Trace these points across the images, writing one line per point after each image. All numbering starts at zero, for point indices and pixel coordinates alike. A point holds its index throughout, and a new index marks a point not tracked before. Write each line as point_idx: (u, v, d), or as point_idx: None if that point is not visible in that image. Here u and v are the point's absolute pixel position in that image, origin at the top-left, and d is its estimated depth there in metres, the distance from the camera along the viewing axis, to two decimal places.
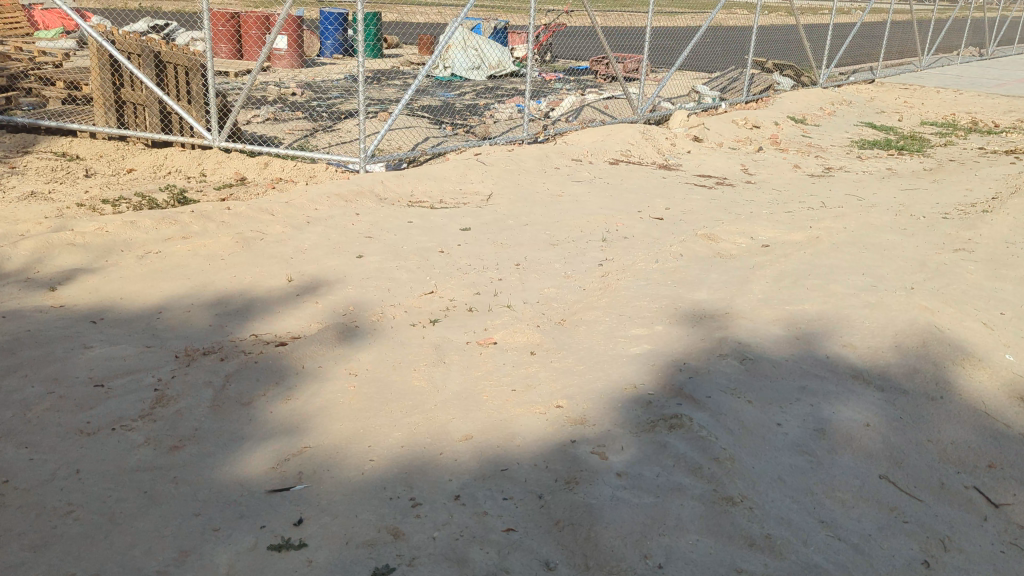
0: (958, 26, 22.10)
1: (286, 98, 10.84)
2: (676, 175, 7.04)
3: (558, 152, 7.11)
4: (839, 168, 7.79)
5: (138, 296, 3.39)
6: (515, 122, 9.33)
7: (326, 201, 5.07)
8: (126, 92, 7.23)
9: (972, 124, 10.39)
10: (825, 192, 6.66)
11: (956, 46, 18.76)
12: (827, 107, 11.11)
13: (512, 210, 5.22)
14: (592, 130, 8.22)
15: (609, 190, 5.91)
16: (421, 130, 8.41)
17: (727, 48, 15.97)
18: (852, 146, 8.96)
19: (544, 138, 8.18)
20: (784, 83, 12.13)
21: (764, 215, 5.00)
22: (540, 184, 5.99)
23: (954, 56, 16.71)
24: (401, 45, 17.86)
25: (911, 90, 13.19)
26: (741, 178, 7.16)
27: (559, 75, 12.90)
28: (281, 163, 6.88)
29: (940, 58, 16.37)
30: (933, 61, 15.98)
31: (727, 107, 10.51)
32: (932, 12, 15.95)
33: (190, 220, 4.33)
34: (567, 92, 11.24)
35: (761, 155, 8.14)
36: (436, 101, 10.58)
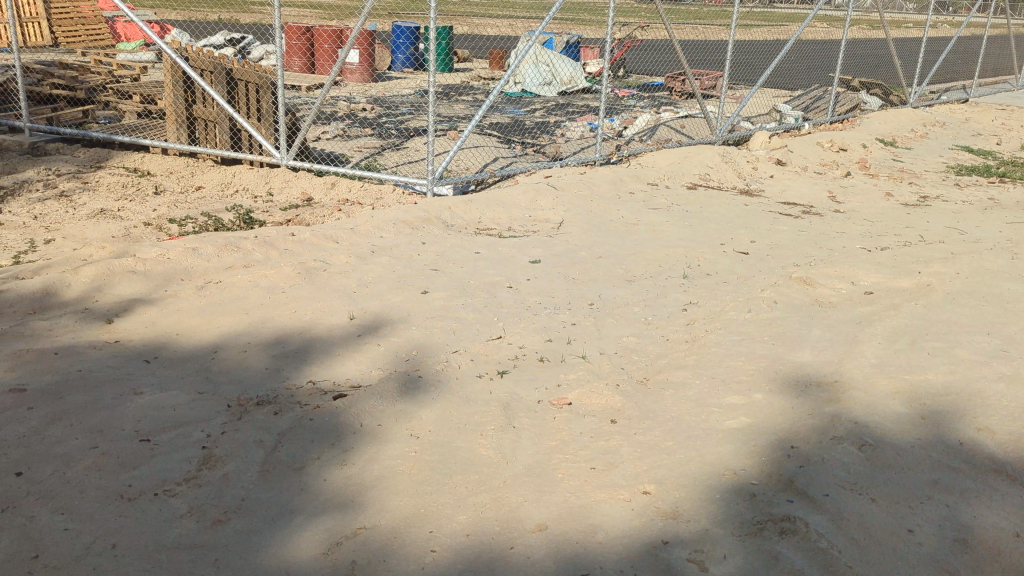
0: None
1: (355, 114, 10.88)
2: (760, 202, 6.81)
3: (632, 175, 6.88)
4: (935, 197, 7.45)
5: (195, 332, 3.24)
6: (586, 141, 9.24)
7: (392, 228, 4.92)
8: (198, 109, 7.25)
9: None
10: (922, 225, 6.31)
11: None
12: (919, 129, 10.93)
13: (586, 240, 4.98)
14: (668, 150, 7.97)
15: (686, 219, 5.66)
16: (490, 151, 8.31)
17: (806, 64, 15.50)
18: (948, 173, 8.63)
19: (618, 159, 7.97)
20: (872, 102, 11.95)
21: (860, 253, 4.70)
22: (614, 210, 5.76)
23: None
24: (472, 59, 17.87)
25: (1009, 113, 12.64)
26: (829, 207, 6.87)
27: (632, 92, 12.75)
28: (348, 183, 6.85)
29: None
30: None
31: (809, 128, 10.24)
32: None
33: (253, 248, 4.21)
34: (640, 110, 11.10)
35: (851, 181, 7.89)
36: (505, 119, 10.51)
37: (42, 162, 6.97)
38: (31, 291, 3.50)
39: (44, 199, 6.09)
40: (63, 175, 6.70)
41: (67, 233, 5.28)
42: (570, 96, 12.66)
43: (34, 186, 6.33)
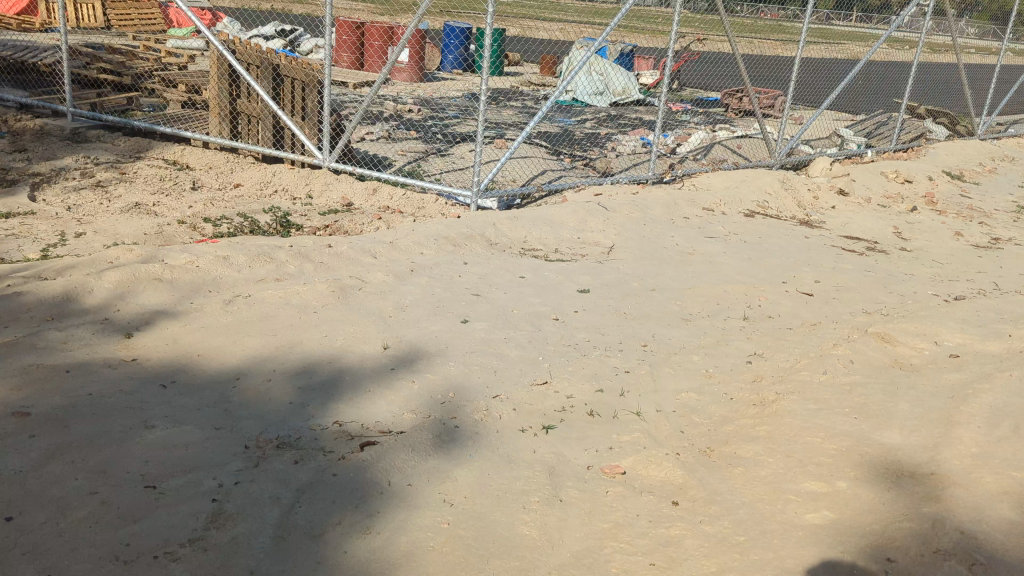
0: None
1: (401, 115, 10.72)
2: (821, 234, 6.65)
3: (687, 201, 6.66)
4: (1006, 240, 7.18)
5: (218, 353, 3.01)
6: (640, 156, 9.20)
7: (434, 244, 4.71)
8: (242, 104, 7.11)
9: None
10: (995, 272, 6.02)
11: None
12: (986, 163, 10.86)
13: (637, 271, 4.74)
14: (724, 174, 7.87)
15: (744, 252, 5.41)
16: (538, 163, 8.11)
17: (865, 86, 15.13)
18: (1017, 212, 8.40)
19: (670, 178, 7.85)
20: (937, 133, 11.99)
21: (933, 303, 4.43)
22: (667, 238, 5.52)
23: None
24: (523, 62, 17.73)
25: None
26: (895, 244, 6.67)
27: (687, 107, 12.76)
28: (391, 190, 6.67)
29: None
30: None
31: (871, 155, 10.28)
32: None
33: (286, 261, 4.04)
34: (696, 127, 11.05)
35: (915, 217, 7.69)
36: (555, 129, 10.63)
37: (82, 149, 6.87)
38: (51, 295, 3.29)
39: (80, 189, 5.98)
40: (101, 164, 6.59)
41: (99, 227, 5.16)
42: (621, 108, 12.51)
43: (71, 174, 6.23)
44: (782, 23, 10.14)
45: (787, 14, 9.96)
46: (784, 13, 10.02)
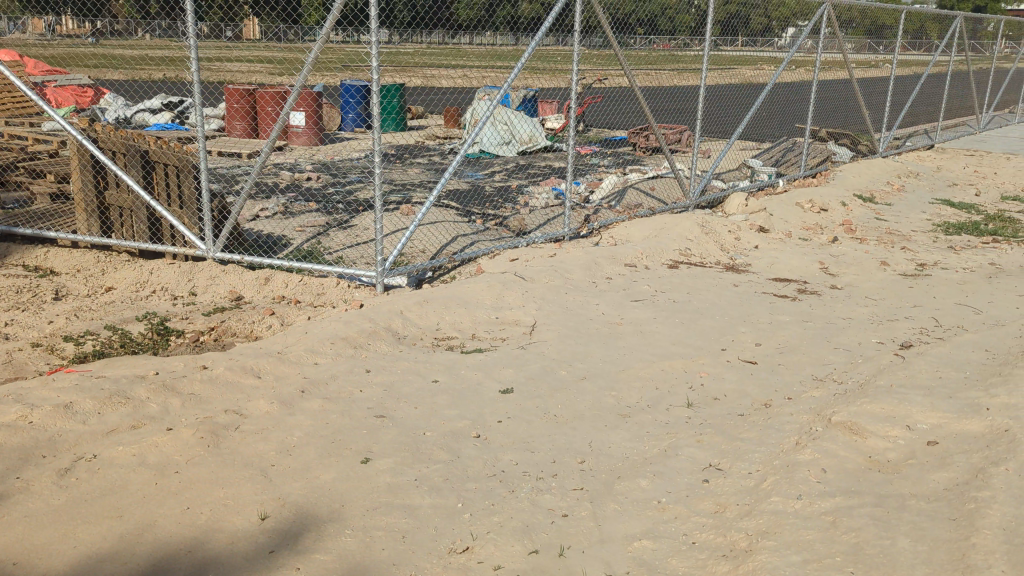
0: (1001, 76, 21.47)
1: (299, 185, 10.07)
2: (750, 279, 6.34)
3: (606, 258, 6.25)
4: (934, 263, 7.01)
5: (40, 557, 2.34)
6: (553, 208, 8.90)
7: (329, 347, 4.11)
8: (110, 195, 6.36)
9: None
10: (931, 304, 5.80)
11: (1000, 106, 18.37)
12: (895, 181, 10.91)
13: (562, 354, 4.23)
14: (640, 222, 7.69)
15: (675, 312, 4.99)
16: (448, 227, 7.61)
17: (767, 111, 15.26)
18: (936, 231, 8.33)
19: (589, 231, 7.60)
20: (844, 154, 12.10)
21: (886, 361, 4.09)
22: (591, 305, 5.06)
23: (977, 122, 16.55)
24: (427, 115, 17.34)
25: (980, 165, 12.58)
26: (825, 282, 6.42)
27: (594, 149, 12.75)
28: (285, 277, 6.04)
29: (963, 124, 16.44)
30: (958, 127, 16.06)
31: (783, 184, 10.25)
32: (974, 67, 15.56)
33: (145, 398, 3.40)
34: (607, 172, 10.94)
35: (839, 247, 7.48)
36: (463, 186, 10.30)
37: None
38: None
39: None
40: None
41: None
42: (530, 156, 12.51)
43: None
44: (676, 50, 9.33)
45: (679, 40, 9.09)
46: (676, 41, 9.17)
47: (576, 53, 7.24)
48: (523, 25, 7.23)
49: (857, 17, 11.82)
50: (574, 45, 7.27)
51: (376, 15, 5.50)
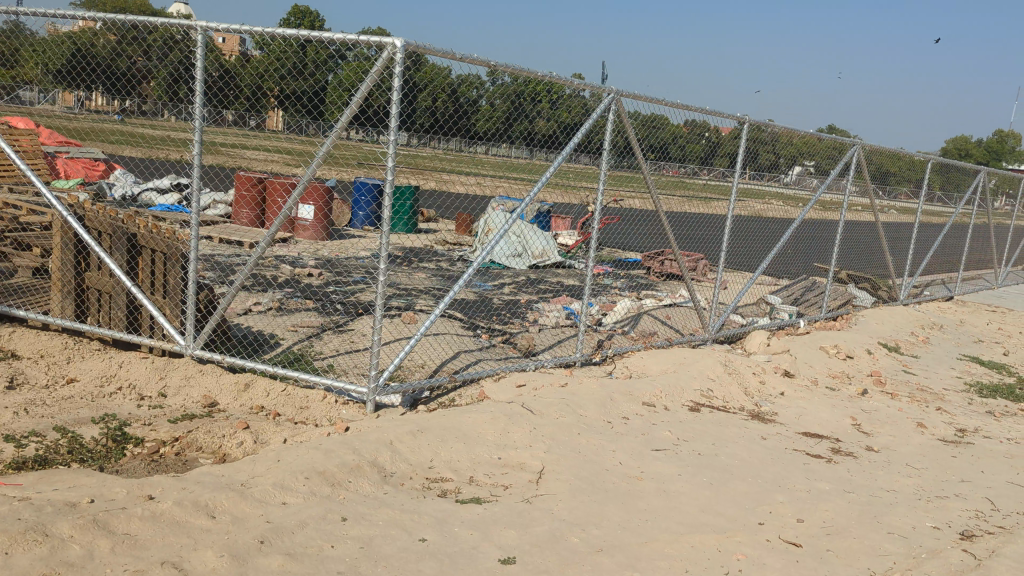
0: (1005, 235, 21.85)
1: (299, 280, 9.62)
2: (778, 431, 5.79)
3: (621, 392, 5.70)
4: (975, 430, 6.50)
5: None
6: (563, 329, 8.42)
7: (302, 482, 3.50)
8: (90, 277, 5.88)
9: None
10: (982, 479, 5.24)
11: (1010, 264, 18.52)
12: (918, 333, 10.72)
13: (574, 513, 3.61)
14: (656, 355, 7.21)
15: (703, 467, 4.40)
16: (451, 340, 7.09)
17: (783, 246, 15.10)
18: (969, 393, 7.92)
19: (601, 358, 7.10)
20: (863, 299, 11.90)
21: (956, 557, 3.50)
22: (607, 451, 4.47)
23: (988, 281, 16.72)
24: (439, 219, 17.21)
25: (1000, 328, 12.35)
26: (860, 442, 5.87)
27: (607, 269, 12.53)
28: (266, 384, 5.47)
29: (975, 281, 16.61)
30: (971, 284, 16.22)
31: (804, 325, 9.94)
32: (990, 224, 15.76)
33: (67, 538, 2.79)
34: (621, 295, 10.58)
35: (870, 402, 7.00)
36: (470, 296, 9.88)
37: None
38: None
39: None
40: None
41: None
42: (541, 271, 12.26)
43: None
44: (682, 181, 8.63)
45: (687, 168, 8.43)
46: (684, 168, 8.51)
47: (602, 171, 6.96)
48: (543, 140, 6.88)
49: (884, 162, 11.75)
50: (600, 164, 7.01)
51: (397, 116, 5.14)
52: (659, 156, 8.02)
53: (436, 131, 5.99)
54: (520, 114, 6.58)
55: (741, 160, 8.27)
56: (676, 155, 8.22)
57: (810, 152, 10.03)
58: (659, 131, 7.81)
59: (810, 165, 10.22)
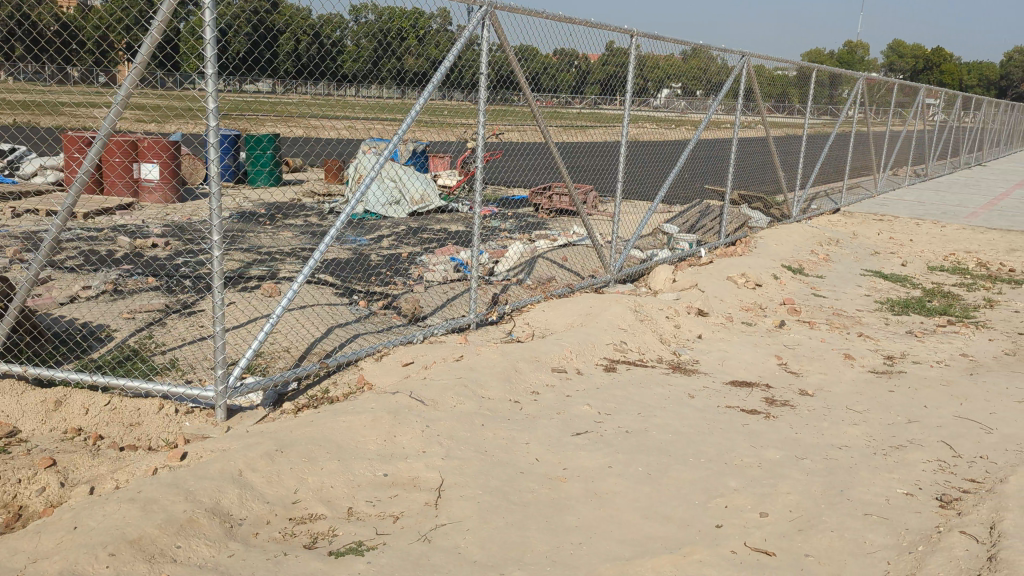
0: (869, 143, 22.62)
1: (142, 253, 8.26)
2: (704, 383, 5.16)
3: (527, 359, 4.86)
4: (901, 356, 6.14)
5: None
6: (453, 283, 7.54)
7: (105, 563, 2.48)
8: None
9: (981, 283, 9.58)
10: (929, 417, 4.79)
11: (881, 169, 19.19)
12: (818, 250, 10.65)
13: (490, 548, 2.76)
14: (559, 307, 6.46)
15: (636, 451, 3.64)
16: (322, 312, 6.06)
17: (670, 171, 14.71)
18: (883, 313, 7.74)
19: (498, 317, 6.28)
20: (759, 219, 11.63)
21: (959, 536, 2.88)
22: (519, 445, 3.63)
23: (865, 192, 17.35)
24: (305, 167, 15.84)
25: (890, 240, 12.39)
26: (790, 385, 5.34)
27: (494, 210, 11.77)
28: (86, 398, 4.32)
29: (854, 192, 17.14)
30: (851, 195, 16.70)
31: (705, 253, 9.44)
32: (865, 133, 16.05)
33: None
34: (513, 240, 9.79)
35: (790, 335, 6.56)
36: (346, 254, 8.78)
37: None
38: None
39: None
40: None
41: None
42: (422, 218, 11.32)
43: None
44: (558, 112, 7.39)
45: (562, 97, 7.36)
46: (557, 99, 7.39)
47: (483, 109, 5.96)
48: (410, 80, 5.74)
49: (766, 81, 11.43)
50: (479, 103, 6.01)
51: (214, 56, 3.93)
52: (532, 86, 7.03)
53: (304, 76, 4.79)
54: (383, 51, 5.31)
55: (625, 83, 7.49)
56: (548, 87, 7.24)
57: (675, 72, 8.99)
58: (529, 60, 6.83)
59: (675, 87, 9.11)
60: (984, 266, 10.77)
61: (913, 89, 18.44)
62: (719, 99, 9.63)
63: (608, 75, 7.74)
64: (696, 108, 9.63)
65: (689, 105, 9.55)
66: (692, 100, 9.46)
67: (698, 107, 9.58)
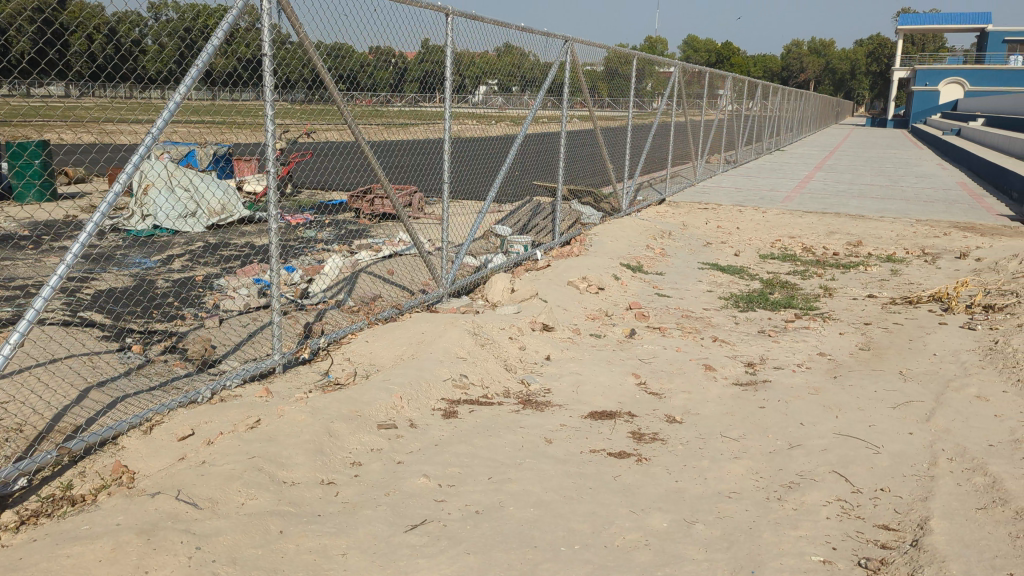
0: (683, 133, 23.20)
1: None
2: (561, 419, 4.35)
3: (345, 415, 3.84)
4: (762, 362, 5.66)
5: None
6: (256, 312, 6.35)
7: None
8: None
9: (810, 270, 9.55)
10: (810, 438, 4.24)
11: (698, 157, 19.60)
12: (653, 243, 10.29)
13: None
14: (385, 335, 5.46)
15: (493, 550, 2.76)
16: (78, 366, 4.71)
17: (496, 167, 14.06)
18: (730, 310, 7.33)
19: (310, 353, 5.20)
20: (591, 214, 11.16)
21: None
22: (334, 561, 2.63)
23: (686, 180, 17.56)
24: (86, 177, 13.79)
25: (718, 229, 12.29)
26: (656, 411, 4.66)
27: (308, 218, 10.58)
28: None
29: (675, 181, 17.28)
30: (674, 184, 16.80)
31: (541, 256, 8.76)
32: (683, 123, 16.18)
33: None
34: (330, 252, 8.66)
35: (644, 346, 5.92)
36: (124, 281, 7.31)
37: None
38: None
39: None
40: None
41: None
42: (223, 232, 9.93)
43: None
44: (377, 111, 6.30)
45: (382, 96, 6.30)
46: (376, 97, 6.33)
47: (266, 108, 4.60)
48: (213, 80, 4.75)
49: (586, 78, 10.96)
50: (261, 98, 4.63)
51: None
52: (348, 86, 5.93)
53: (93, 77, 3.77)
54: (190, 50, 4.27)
55: (440, 75, 6.46)
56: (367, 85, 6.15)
57: (491, 67, 8.03)
58: (343, 57, 5.78)
59: (493, 83, 8.16)
60: (810, 251, 10.82)
61: (723, 78, 18.90)
62: (536, 94, 8.85)
63: (427, 70, 6.70)
64: (517, 105, 8.69)
65: (507, 101, 8.52)
66: (512, 96, 8.53)
67: (515, 103, 8.60)
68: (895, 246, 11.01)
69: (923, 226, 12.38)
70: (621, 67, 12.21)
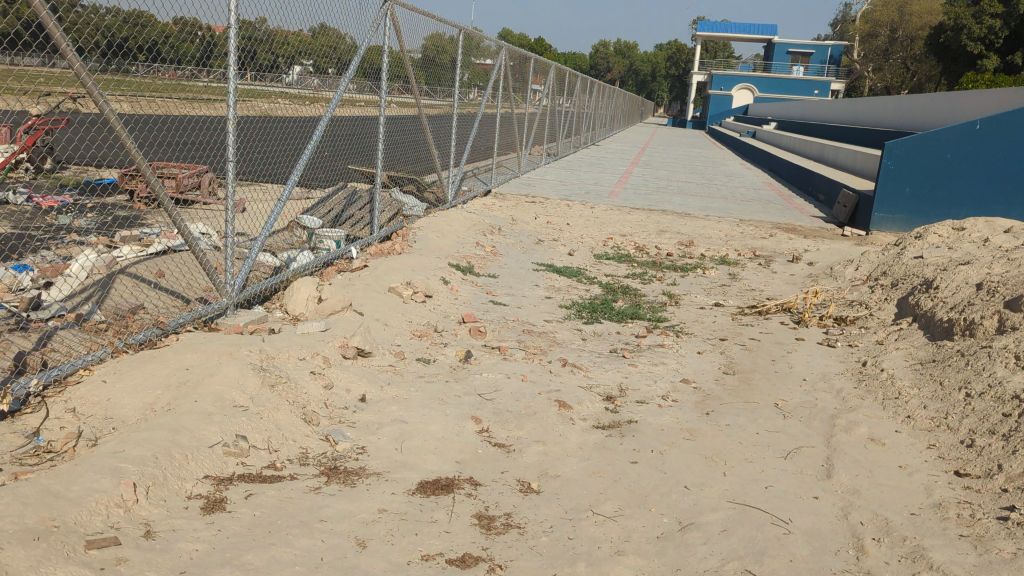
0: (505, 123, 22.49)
1: None
2: (380, 501, 3.11)
3: (29, 534, 2.38)
4: (623, 395, 4.69)
5: None
6: None
7: None
8: None
9: (648, 273, 8.87)
10: (704, 512, 3.28)
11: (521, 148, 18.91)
12: (483, 240, 9.24)
13: None
14: (133, 368, 3.95)
15: None
16: None
17: (305, 147, 12.48)
18: (575, 323, 6.37)
19: (19, 401, 3.61)
20: (414, 205, 9.90)
21: None
22: None
23: (510, 171, 16.78)
24: None
25: (547, 224, 11.45)
26: (506, 475, 3.53)
27: (65, 200, 8.53)
28: None
29: (500, 171, 16.43)
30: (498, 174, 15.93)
31: (356, 255, 7.38)
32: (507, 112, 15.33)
33: None
34: (84, 245, 6.83)
35: (482, 375, 4.77)
36: None
37: None
38: None
39: None
40: None
41: None
42: None
43: None
44: (186, 88, 4.56)
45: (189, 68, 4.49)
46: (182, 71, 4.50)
47: None
48: None
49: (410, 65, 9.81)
50: None
51: None
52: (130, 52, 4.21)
53: None
54: None
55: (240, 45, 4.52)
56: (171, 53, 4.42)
57: (307, 45, 6.57)
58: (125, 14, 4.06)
59: (308, 63, 6.70)
60: (644, 251, 10.20)
61: (545, 68, 18.30)
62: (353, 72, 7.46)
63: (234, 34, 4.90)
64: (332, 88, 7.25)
65: (321, 83, 7.06)
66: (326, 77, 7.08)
67: (331, 86, 7.19)
68: (726, 247, 10.67)
69: (749, 227, 12.22)
70: (442, 48, 11.08)
